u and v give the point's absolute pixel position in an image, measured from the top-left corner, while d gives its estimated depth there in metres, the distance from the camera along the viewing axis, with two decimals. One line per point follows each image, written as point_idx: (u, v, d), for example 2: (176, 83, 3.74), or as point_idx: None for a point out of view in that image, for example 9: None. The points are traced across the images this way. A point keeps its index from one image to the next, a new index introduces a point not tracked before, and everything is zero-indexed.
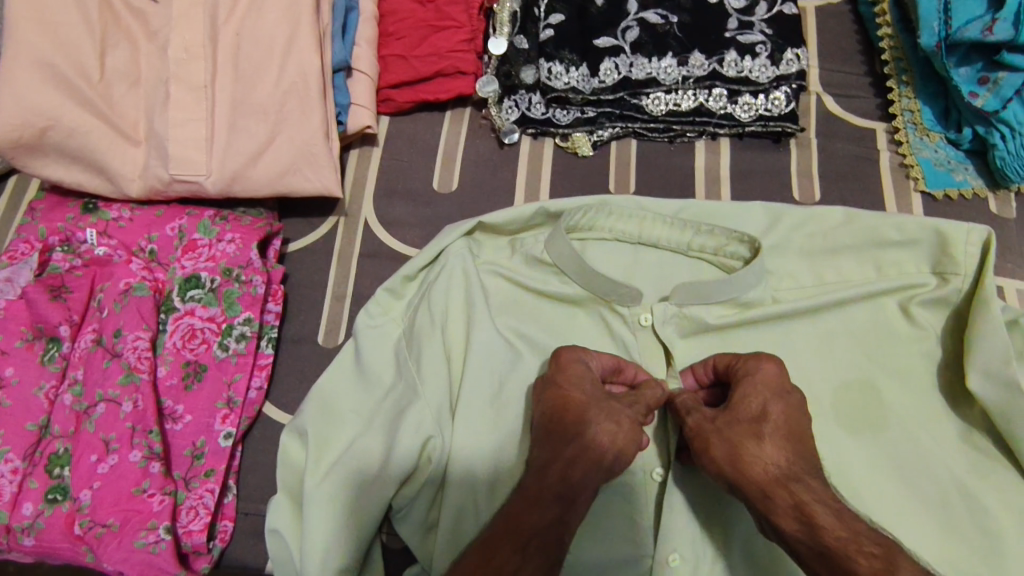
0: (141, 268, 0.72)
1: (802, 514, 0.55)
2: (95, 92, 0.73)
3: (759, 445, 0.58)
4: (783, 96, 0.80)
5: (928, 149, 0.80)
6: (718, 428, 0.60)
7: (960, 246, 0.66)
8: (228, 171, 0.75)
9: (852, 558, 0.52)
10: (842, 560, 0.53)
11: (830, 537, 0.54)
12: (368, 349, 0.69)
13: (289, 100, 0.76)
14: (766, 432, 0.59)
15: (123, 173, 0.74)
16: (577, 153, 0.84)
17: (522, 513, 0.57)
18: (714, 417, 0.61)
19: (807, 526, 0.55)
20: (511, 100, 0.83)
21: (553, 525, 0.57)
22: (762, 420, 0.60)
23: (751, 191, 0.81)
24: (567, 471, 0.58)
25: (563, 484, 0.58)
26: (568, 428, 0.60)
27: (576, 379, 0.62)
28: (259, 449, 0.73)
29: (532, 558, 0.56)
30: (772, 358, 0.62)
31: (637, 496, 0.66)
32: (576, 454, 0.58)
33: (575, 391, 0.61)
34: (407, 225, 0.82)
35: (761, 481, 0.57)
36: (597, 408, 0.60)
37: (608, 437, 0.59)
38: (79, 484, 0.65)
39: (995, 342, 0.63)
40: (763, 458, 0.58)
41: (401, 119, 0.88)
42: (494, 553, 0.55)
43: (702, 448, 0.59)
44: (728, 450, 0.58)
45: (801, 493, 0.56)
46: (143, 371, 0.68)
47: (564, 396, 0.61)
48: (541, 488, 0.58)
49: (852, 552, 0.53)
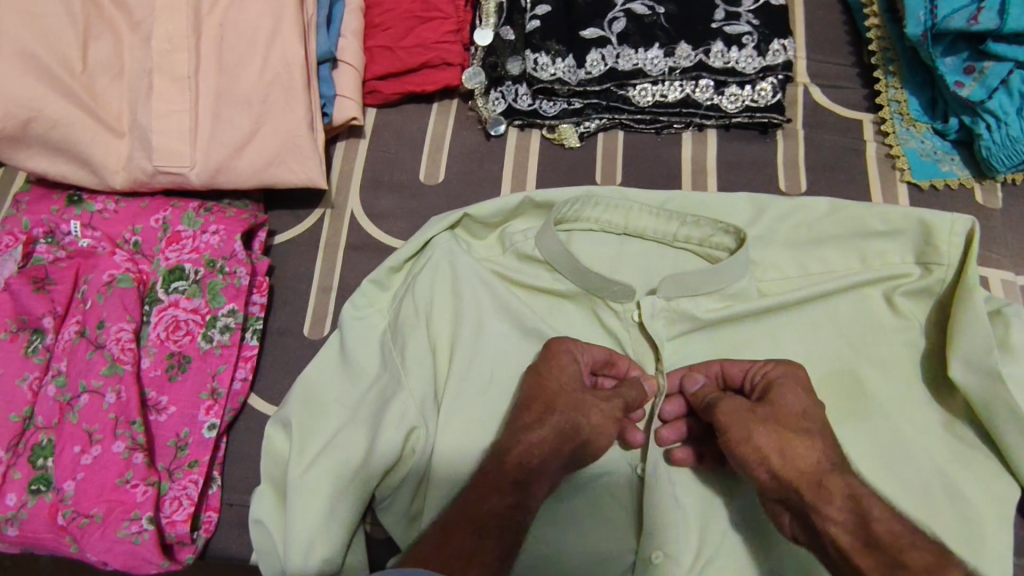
0: (125, 260, 0.72)
1: (857, 507, 0.55)
2: (78, 84, 0.73)
3: (807, 442, 0.58)
4: (769, 87, 0.79)
5: (914, 139, 0.80)
6: (759, 418, 0.59)
7: (943, 236, 0.66)
8: (213, 162, 0.75)
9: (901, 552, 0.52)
10: (892, 552, 0.52)
11: (882, 529, 0.53)
12: (353, 341, 0.69)
13: (273, 91, 0.75)
14: (816, 432, 0.59)
15: (107, 165, 0.74)
16: (565, 144, 0.83)
17: (478, 505, 0.57)
18: (752, 410, 0.60)
19: (858, 515, 0.54)
20: (497, 91, 0.83)
21: (509, 509, 0.57)
22: (805, 417, 0.59)
23: (738, 182, 0.81)
24: (527, 457, 0.59)
25: (522, 473, 0.58)
26: (530, 416, 0.61)
27: (558, 371, 0.63)
28: (244, 440, 0.73)
29: (491, 546, 0.56)
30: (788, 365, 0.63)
31: (620, 491, 0.66)
32: (536, 442, 0.59)
33: (553, 380, 0.63)
34: (394, 216, 0.82)
35: (812, 472, 0.57)
36: (567, 399, 0.62)
37: (580, 427, 0.61)
38: (63, 475, 0.65)
39: (977, 332, 0.63)
40: (810, 455, 0.57)
41: (388, 111, 0.88)
42: (454, 539, 0.55)
43: (741, 439, 0.59)
44: (774, 441, 0.58)
45: (859, 488, 0.56)
46: (126, 362, 0.68)
47: (543, 384, 0.63)
48: (498, 476, 0.58)
49: (904, 544, 0.53)
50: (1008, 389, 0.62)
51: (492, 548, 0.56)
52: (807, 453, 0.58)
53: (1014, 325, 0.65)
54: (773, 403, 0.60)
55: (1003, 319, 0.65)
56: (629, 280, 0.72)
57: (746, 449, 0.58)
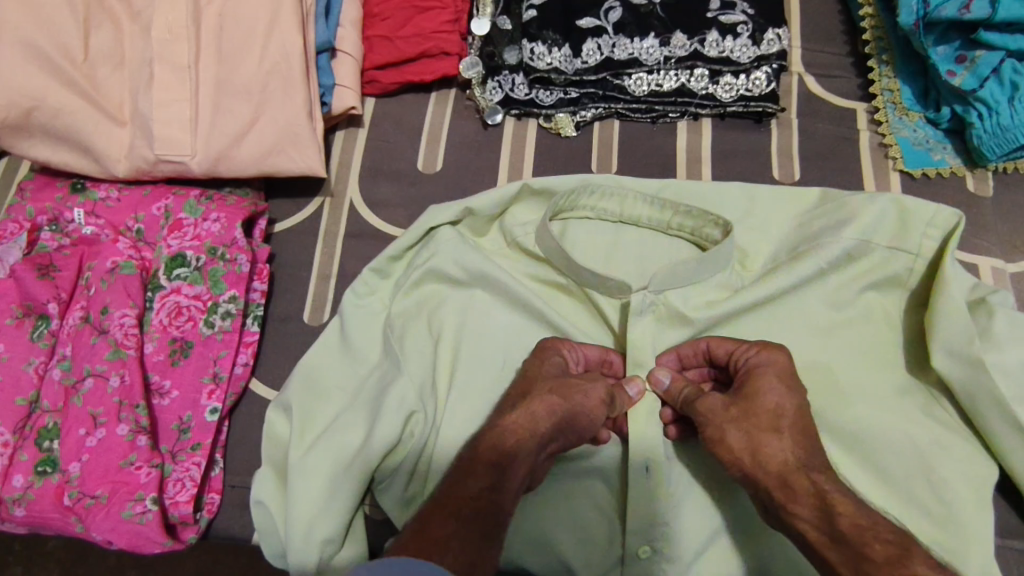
0: (129, 247, 0.74)
1: (824, 503, 0.56)
2: (80, 73, 0.74)
3: (777, 440, 0.60)
4: (763, 76, 0.80)
5: (907, 128, 0.81)
6: (731, 419, 0.61)
7: (919, 228, 0.68)
8: (213, 150, 0.76)
9: (867, 543, 0.53)
10: (857, 545, 0.53)
11: (846, 523, 0.55)
12: (355, 327, 0.70)
13: (272, 80, 0.76)
14: (786, 429, 0.60)
15: (108, 154, 0.76)
16: (561, 134, 0.84)
17: (454, 487, 0.57)
18: (728, 408, 0.62)
19: (825, 514, 0.56)
20: (494, 81, 0.84)
21: (483, 490, 0.56)
22: (776, 413, 0.61)
23: (732, 171, 0.82)
24: (501, 440, 0.60)
25: (496, 453, 0.59)
26: (510, 404, 0.64)
27: (539, 359, 0.66)
28: (246, 423, 0.74)
29: (468, 524, 0.54)
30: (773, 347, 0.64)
31: (606, 471, 0.68)
32: (511, 424, 0.61)
33: (534, 367, 0.66)
34: (392, 205, 0.83)
35: (780, 471, 0.59)
36: (543, 384, 0.64)
37: (557, 407, 0.62)
38: (68, 457, 0.67)
39: (957, 320, 0.64)
40: (781, 451, 0.59)
41: (388, 100, 0.89)
42: (426, 524, 0.54)
43: (716, 439, 0.61)
44: (747, 441, 0.60)
45: (824, 483, 0.58)
46: (130, 347, 0.69)
47: (523, 374, 0.66)
48: (474, 461, 0.59)
49: (867, 537, 0.54)
50: (991, 376, 0.63)
51: (469, 533, 0.54)
52: (778, 447, 0.60)
53: (997, 315, 0.65)
54: (755, 399, 0.61)
55: (985, 308, 0.66)
56: (623, 268, 0.73)
57: (721, 448, 0.61)
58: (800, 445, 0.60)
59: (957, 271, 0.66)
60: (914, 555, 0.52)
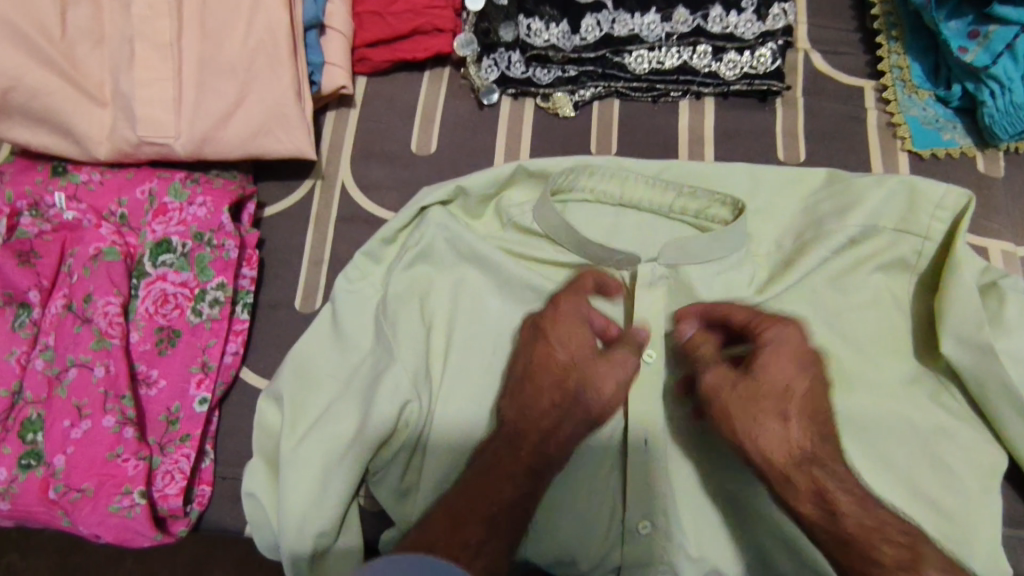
0: (112, 233, 0.71)
1: (824, 502, 0.57)
2: (58, 52, 0.71)
3: (781, 426, 0.60)
4: (768, 53, 0.78)
5: (916, 106, 0.78)
6: (739, 398, 0.60)
7: (926, 210, 0.66)
8: (198, 132, 0.73)
9: (875, 545, 0.55)
10: (864, 548, 0.56)
11: (850, 523, 0.56)
12: (346, 313, 0.68)
13: (258, 58, 0.73)
14: (793, 416, 0.60)
15: (90, 136, 0.73)
16: (559, 114, 0.82)
17: (491, 491, 0.58)
18: (736, 386, 0.61)
19: (826, 511, 0.57)
20: (490, 59, 0.81)
21: (521, 499, 0.59)
22: (785, 396, 0.61)
23: (735, 152, 0.79)
24: (543, 443, 0.61)
25: (535, 458, 0.60)
26: (534, 393, 0.63)
27: (566, 341, 0.64)
28: (236, 414, 0.72)
29: (500, 528, 0.58)
30: (796, 323, 0.62)
31: (603, 453, 0.65)
32: (543, 426, 0.62)
33: (560, 351, 0.64)
34: (385, 187, 0.81)
35: (782, 464, 0.59)
36: (575, 375, 0.63)
37: (591, 405, 0.63)
38: (53, 449, 0.65)
39: (968, 306, 0.62)
40: (788, 439, 0.60)
41: (379, 79, 0.86)
42: (460, 522, 0.56)
43: (721, 416, 0.61)
44: (750, 425, 0.60)
45: (825, 480, 0.58)
46: (114, 337, 0.67)
47: (552, 356, 0.64)
48: (512, 462, 0.60)
49: (875, 540, 0.56)
50: (1001, 364, 0.61)
51: (496, 540, 0.57)
52: (781, 430, 0.60)
53: (1008, 301, 0.63)
54: (762, 378, 0.61)
55: (996, 293, 0.64)
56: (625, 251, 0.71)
57: (725, 428, 0.60)
58: (805, 436, 0.60)
59: (967, 253, 0.64)
60: (923, 560, 0.55)
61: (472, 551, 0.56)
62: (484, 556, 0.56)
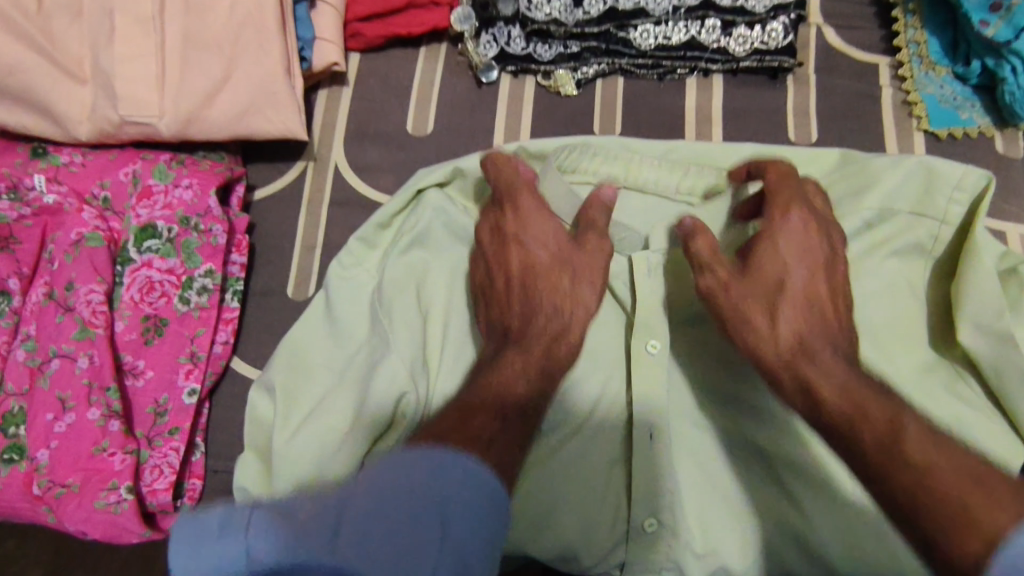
0: (94, 218, 0.68)
1: (808, 394, 0.51)
2: (35, 26, 0.68)
3: (771, 322, 0.55)
4: (780, 27, 0.75)
5: (933, 84, 0.75)
6: (732, 293, 0.56)
7: (944, 192, 0.63)
8: (183, 110, 0.69)
9: (854, 427, 0.48)
10: (843, 432, 0.49)
11: (832, 408, 0.50)
12: (340, 301, 0.65)
13: (245, 33, 0.70)
14: (783, 306, 0.56)
15: (69, 115, 0.69)
16: (560, 92, 0.78)
17: (501, 389, 0.53)
18: (728, 283, 0.56)
19: (810, 401, 0.51)
20: (488, 34, 0.78)
21: (531, 395, 0.54)
22: (779, 292, 0.56)
23: (744, 132, 0.76)
24: (550, 349, 0.57)
25: (545, 361, 0.56)
26: (515, 294, 0.60)
27: (540, 239, 0.61)
28: (227, 406, 0.69)
29: (511, 424, 0.51)
30: (801, 215, 0.58)
31: (608, 443, 0.62)
32: (543, 327, 0.58)
33: (536, 250, 0.61)
34: (380, 169, 0.77)
35: (770, 360, 0.54)
36: (552, 266, 0.60)
37: (586, 297, 0.59)
38: (36, 443, 0.62)
39: (987, 292, 0.60)
40: (773, 334, 0.54)
41: (373, 56, 0.82)
42: (471, 416, 0.50)
43: (714, 310, 0.56)
44: (739, 318, 0.55)
45: (807, 369, 0.52)
46: (98, 326, 0.65)
47: (529, 257, 0.60)
48: (525, 360, 0.55)
49: (857, 422, 0.49)
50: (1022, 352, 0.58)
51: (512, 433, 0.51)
52: (768, 329, 0.55)
53: None
54: (756, 272, 0.57)
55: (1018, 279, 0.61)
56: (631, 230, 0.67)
57: (717, 317, 0.57)
58: (795, 328, 0.55)
59: (987, 239, 0.62)
60: (906, 417, 0.48)
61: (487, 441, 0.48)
62: (499, 450, 0.48)
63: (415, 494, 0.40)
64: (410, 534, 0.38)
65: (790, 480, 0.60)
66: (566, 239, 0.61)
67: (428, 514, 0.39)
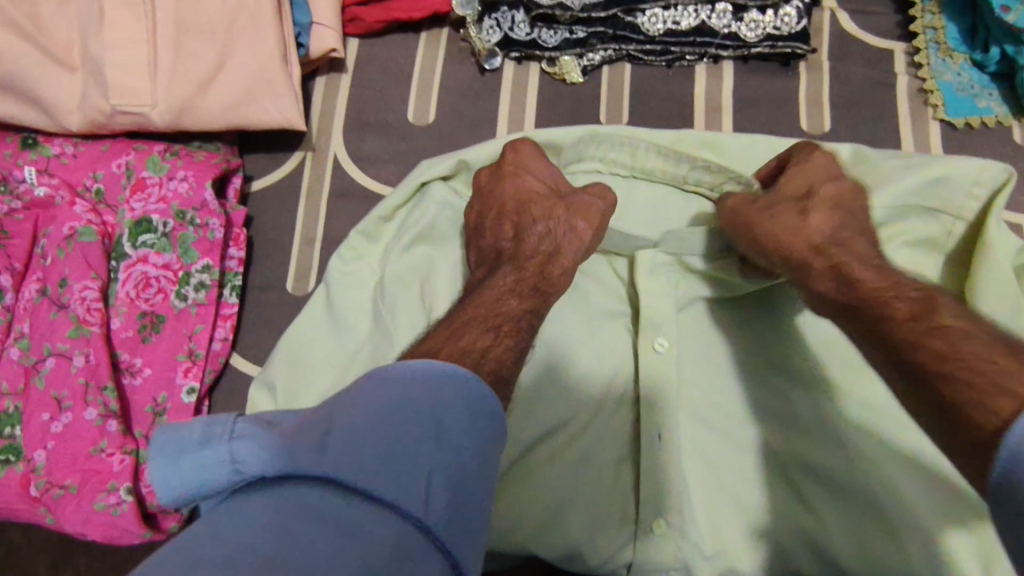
0: (87, 211, 0.66)
1: (841, 276, 0.53)
2: (22, 11, 0.65)
3: (802, 218, 0.57)
4: (794, 12, 0.72)
5: (950, 72, 0.73)
6: (760, 204, 0.58)
7: (960, 187, 0.61)
8: (176, 100, 0.67)
9: (886, 303, 0.49)
10: (875, 311, 0.49)
11: (867, 288, 0.51)
12: (341, 297, 0.64)
13: (240, 17, 0.67)
14: (812, 203, 0.57)
15: (59, 105, 0.67)
16: (566, 80, 0.76)
17: (497, 304, 0.52)
18: (756, 199, 0.59)
19: (841, 281, 0.53)
20: (492, 19, 0.75)
21: (529, 312, 0.53)
22: (806, 194, 0.58)
23: (755, 122, 0.74)
24: (546, 267, 0.57)
25: (540, 279, 0.56)
26: (510, 222, 0.60)
27: (535, 172, 0.62)
28: (228, 404, 0.68)
29: (504, 338, 0.50)
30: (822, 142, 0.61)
31: (615, 440, 0.61)
32: (537, 245, 0.58)
33: (529, 181, 0.61)
34: (381, 160, 0.75)
35: (799, 249, 0.56)
36: (547, 198, 0.60)
37: (577, 225, 0.59)
38: (32, 444, 0.61)
39: (1005, 289, 0.58)
40: (806, 227, 0.56)
41: (372, 42, 0.79)
42: (461, 333, 0.49)
43: (742, 226, 0.58)
44: (769, 221, 0.57)
45: (842, 256, 0.54)
46: (93, 324, 0.63)
47: (523, 188, 0.61)
48: (518, 279, 0.55)
49: (887, 295, 0.50)
50: None
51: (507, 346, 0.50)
52: (798, 222, 0.57)
53: None
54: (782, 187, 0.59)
55: None
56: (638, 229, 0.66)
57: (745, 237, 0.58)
58: (826, 223, 0.56)
59: (1004, 231, 0.60)
60: (941, 308, 0.47)
61: (478, 355, 0.47)
62: (493, 362, 0.48)
63: (410, 406, 0.39)
64: (404, 444, 0.37)
65: (801, 483, 0.59)
66: (564, 182, 0.62)
67: (420, 424, 0.38)
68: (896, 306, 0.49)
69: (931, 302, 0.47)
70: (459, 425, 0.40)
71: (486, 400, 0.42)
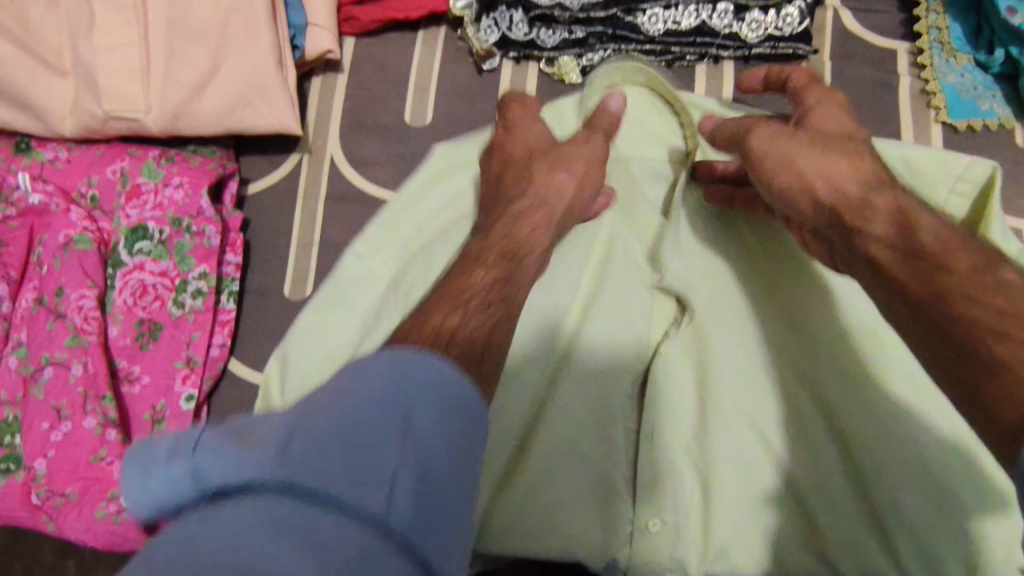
0: (82, 218, 0.66)
1: (904, 219, 0.45)
2: (11, 15, 0.64)
3: (854, 163, 0.48)
4: (796, 12, 0.71)
5: (953, 72, 0.72)
6: (800, 141, 0.50)
7: (946, 182, 0.58)
8: (169, 106, 0.66)
9: (951, 257, 0.43)
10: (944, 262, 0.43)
11: (931, 240, 0.44)
12: (342, 303, 0.58)
13: (232, 19, 0.66)
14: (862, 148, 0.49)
15: (50, 110, 0.66)
16: (565, 80, 0.75)
17: (494, 260, 0.52)
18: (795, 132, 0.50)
19: (905, 229, 0.45)
20: (489, 18, 0.73)
21: (528, 274, 0.52)
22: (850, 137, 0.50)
23: None
24: None
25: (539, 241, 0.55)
26: (509, 178, 0.55)
27: (532, 126, 0.57)
28: (227, 409, 0.68)
29: (506, 306, 0.48)
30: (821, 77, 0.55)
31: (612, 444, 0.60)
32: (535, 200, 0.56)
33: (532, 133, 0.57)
34: (378, 163, 0.75)
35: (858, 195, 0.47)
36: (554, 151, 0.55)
37: (593, 188, 0.55)
38: (32, 453, 0.62)
39: None
40: (855, 172, 0.48)
41: (368, 41, 0.78)
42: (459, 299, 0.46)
43: (784, 164, 0.50)
44: (815, 163, 0.49)
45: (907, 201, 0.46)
46: (90, 333, 0.63)
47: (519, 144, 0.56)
48: None
49: (955, 250, 0.43)
50: None
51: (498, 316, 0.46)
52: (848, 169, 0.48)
53: None
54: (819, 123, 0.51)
55: None
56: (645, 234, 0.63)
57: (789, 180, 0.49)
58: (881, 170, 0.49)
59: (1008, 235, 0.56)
60: (1004, 264, 0.43)
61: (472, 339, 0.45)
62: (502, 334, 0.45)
63: (371, 407, 0.33)
64: (374, 460, 0.32)
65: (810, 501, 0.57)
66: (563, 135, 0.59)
67: (386, 426, 0.33)
68: (958, 259, 0.43)
69: (997, 266, 0.42)
70: (450, 431, 0.35)
71: (479, 404, 0.38)
